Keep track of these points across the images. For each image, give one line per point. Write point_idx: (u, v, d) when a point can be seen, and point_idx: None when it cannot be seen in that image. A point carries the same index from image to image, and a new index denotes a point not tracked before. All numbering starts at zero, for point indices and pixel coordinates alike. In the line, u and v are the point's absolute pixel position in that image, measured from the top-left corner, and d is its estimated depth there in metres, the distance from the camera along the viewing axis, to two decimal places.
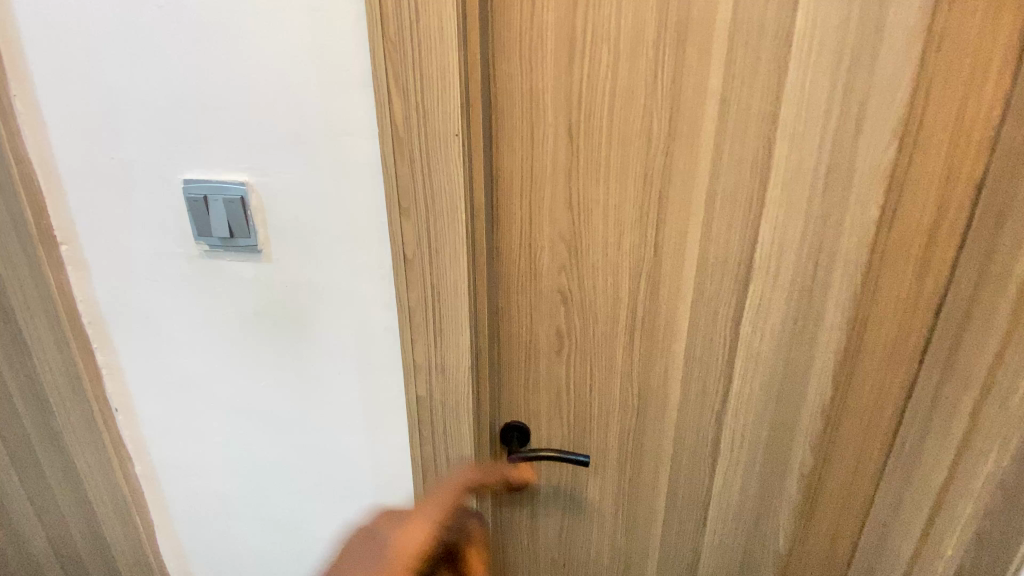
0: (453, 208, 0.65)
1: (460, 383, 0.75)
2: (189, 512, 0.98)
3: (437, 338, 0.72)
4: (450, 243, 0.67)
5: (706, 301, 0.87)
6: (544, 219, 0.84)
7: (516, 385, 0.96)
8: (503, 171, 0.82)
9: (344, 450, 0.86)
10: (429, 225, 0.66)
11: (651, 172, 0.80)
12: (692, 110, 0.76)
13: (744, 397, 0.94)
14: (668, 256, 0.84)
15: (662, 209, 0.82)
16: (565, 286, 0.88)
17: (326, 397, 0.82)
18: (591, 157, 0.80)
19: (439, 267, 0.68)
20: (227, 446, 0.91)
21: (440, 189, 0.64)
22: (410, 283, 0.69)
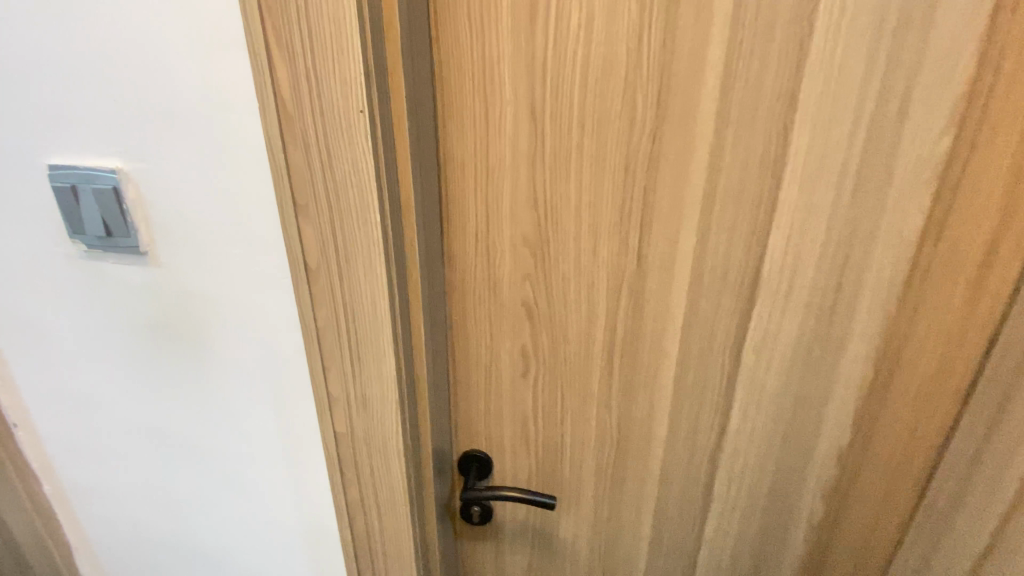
0: (364, 207, 0.50)
1: (387, 418, 0.61)
2: (106, 537, 0.88)
3: (355, 365, 0.58)
4: (361, 250, 0.52)
5: (701, 321, 0.71)
6: (503, 218, 0.69)
7: (475, 409, 0.82)
8: (453, 158, 0.66)
9: (265, 484, 0.74)
10: (336, 227, 0.51)
11: (635, 163, 0.64)
12: (687, 85, 0.60)
13: (744, 435, 0.78)
14: (655, 266, 0.69)
15: (647, 209, 0.66)
16: (530, 299, 0.72)
17: (236, 423, 0.70)
18: (559, 143, 0.64)
19: (352, 280, 0.54)
20: (139, 472, 0.79)
21: (347, 182, 0.49)
22: (318, 297, 0.55)
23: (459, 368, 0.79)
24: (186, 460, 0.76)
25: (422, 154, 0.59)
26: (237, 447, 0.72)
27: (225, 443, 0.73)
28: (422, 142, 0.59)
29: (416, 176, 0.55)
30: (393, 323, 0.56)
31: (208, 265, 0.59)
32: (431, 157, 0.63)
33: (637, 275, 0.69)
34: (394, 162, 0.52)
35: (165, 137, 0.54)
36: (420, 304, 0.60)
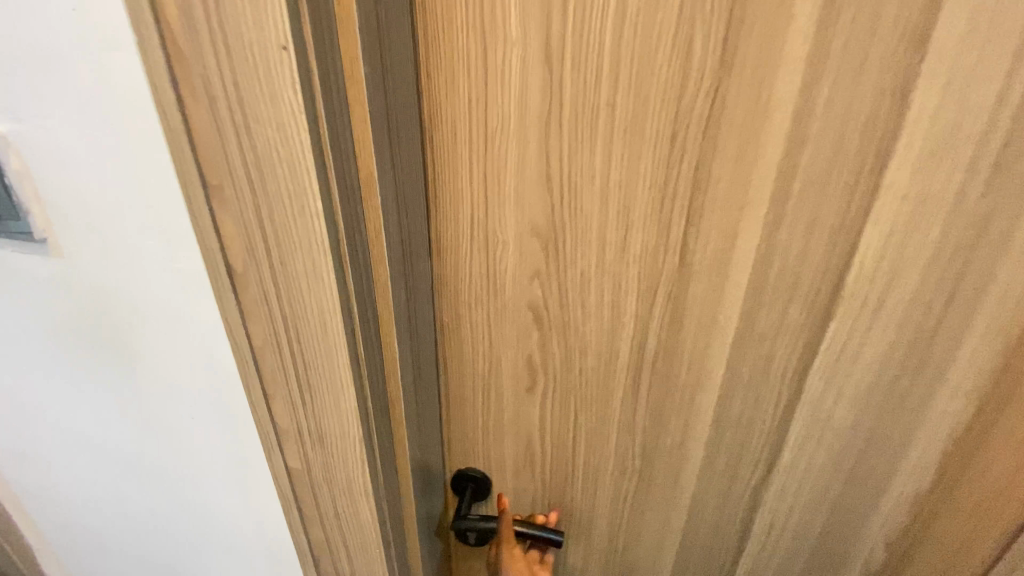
0: (301, 192, 0.36)
1: (351, 457, 0.48)
2: (60, 543, 0.79)
3: (306, 393, 0.45)
4: (300, 251, 0.38)
5: (758, 339, 0.55)
6: (506, 200, 0.51)
7: (471, 426, 0.68)
8: (441, 117, 0.48)
9: (219, 511, 0.63)
10: (264, 219, 0.37)
11: (685, 131, 0.47)
12: (769, 17, 0.42)
13: (796, 473, 0.63)
14: (701, 268, 0.52)
15: (698, 193, 0.49)
16: (540, 302, 0.56)
17: (173, 441, 0.58)
18: (583, 100, 0.46)
19: (293, 289, 0.40)
20: (83, 483, 0.69)
21: (275, 157, 0.35)
22: (250, 310, 0.41)
23: (451, 380, 0.65)
24: (127, 475, 0.65)
25: (387, 109, 0.41)
26: (183, 470, 0.61)
27: (170, 464, 0.61)
28: (392, 95, 0.42)
29: (382, 147, 0.40)
30: (353, 344, 0.43)
31: (114, 257, 0.46)
32: (410, 116, 0.46)
33: (677, 278, 0.53)
34: (347, 127, 0.36)
35: (29, 85, 0.39)
36: (393, 316, 0.46)
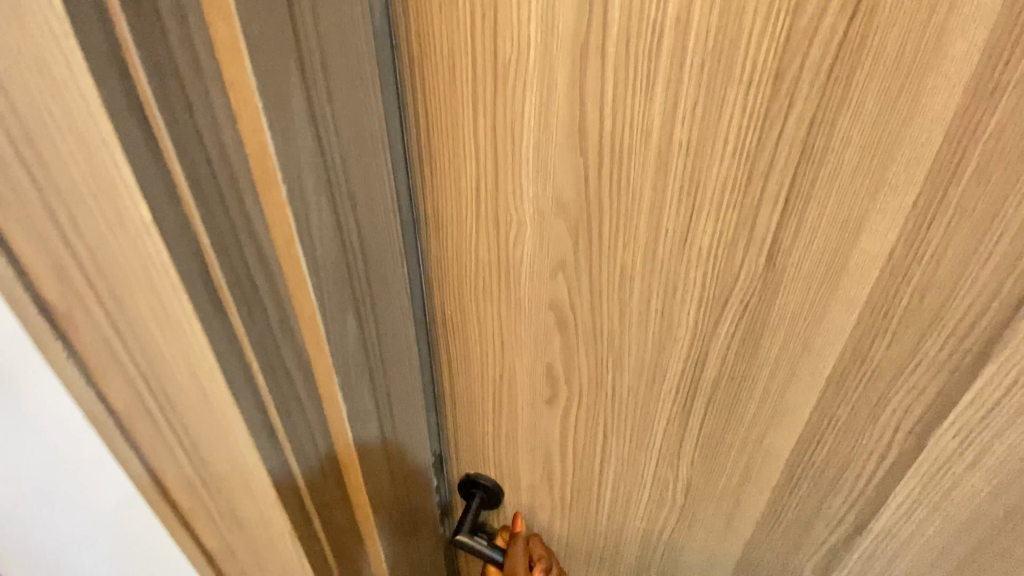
0: (111, 191, 0.24)
1: (277, 523, 0.38)
2: None
3: (189, 447, 0.35)
4: (133, 274, 0.27)
5: (871, 379, 0.39)
6: (524, 165, 0.37)
7: (479, 440, 0.56)
8: (433, 43, 0.34)
9: None
10: (71, 234, 0.27)
11: (797, 68, 0.30)
12: None
13: (882, 551, 0.48)
14: (799, 272, 0.36)
15: (805, 166, 0.32)
16: (564, 301, 0.43)
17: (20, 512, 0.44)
18: (640, 17, 0.30)
19: (137, 327, 0.30)
20: None
21: (56, 135, 0.24)
22: (88, 356, 0.32)
23: (457, 385, 0.52)
24: None
25: (298, 43, 0.27)
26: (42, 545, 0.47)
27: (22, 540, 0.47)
28: (314, 27, 0.27)
29: (290, 98, 0.27)
30: (252, 383, 0.32)
31: None
32: (359, 57, 0.31)
33: (764, 284, 0.38)
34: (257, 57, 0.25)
35: None
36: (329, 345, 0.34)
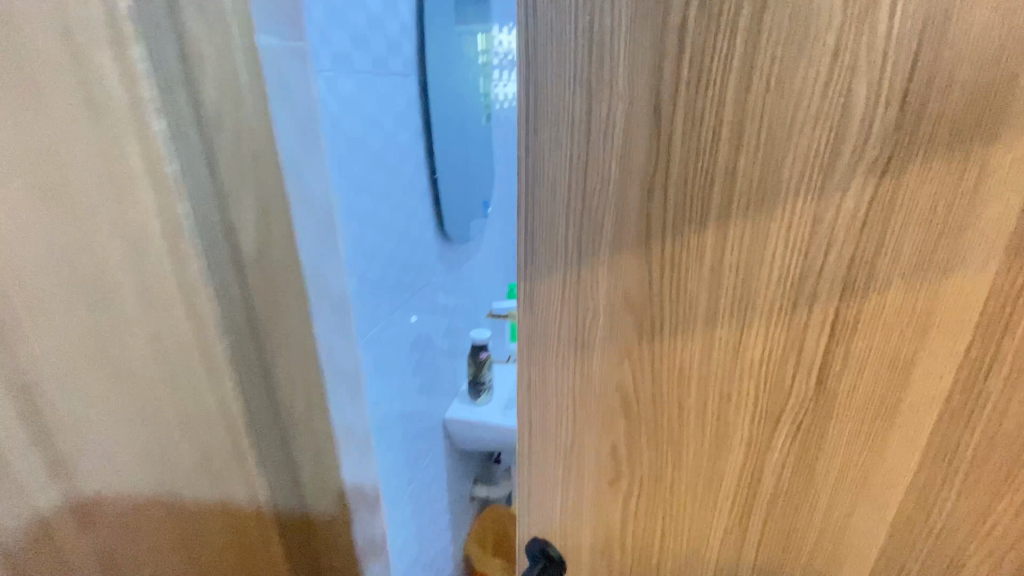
0: None
1: None
2: None
3: None
4: None
5: (923, 513, 0.39)
6: (601, 268, 0.44)
7: (547, 517, 0.58)
8: (538, 173, 0.43)
9: None
10: None
11: (833, 215, 0.35)
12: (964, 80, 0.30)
13: None
14: (849, 396, 0.38)
15: (850, 298, 0.36)
16: (629, 388, 0.48)
17: None
18: (696, 165, 0.38)
19: None
20: None
21: None
22: None
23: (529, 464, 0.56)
24: None
25: None
26: None
27: None
28: None
29: None
30: None
31: None
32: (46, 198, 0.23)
33: (818, 404, 0.39)
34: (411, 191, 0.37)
35: None
36: None
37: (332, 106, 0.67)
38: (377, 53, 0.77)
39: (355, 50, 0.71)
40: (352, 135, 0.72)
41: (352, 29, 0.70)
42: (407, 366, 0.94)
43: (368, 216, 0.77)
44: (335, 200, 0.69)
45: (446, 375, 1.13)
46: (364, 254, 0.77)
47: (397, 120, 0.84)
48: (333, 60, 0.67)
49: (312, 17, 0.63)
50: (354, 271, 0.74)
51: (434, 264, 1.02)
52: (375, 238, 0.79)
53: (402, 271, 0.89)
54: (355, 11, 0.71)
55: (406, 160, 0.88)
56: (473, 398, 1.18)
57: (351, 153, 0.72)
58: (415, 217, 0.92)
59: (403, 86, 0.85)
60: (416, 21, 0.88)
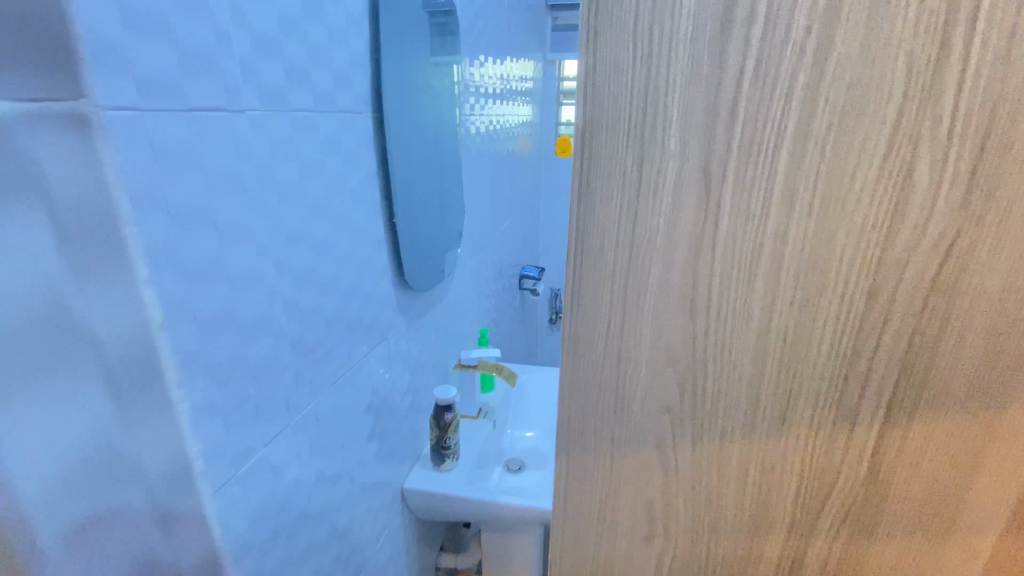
0: None
1: None
2: None
3: None
4: None
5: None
6: (644, 324, 0.44)
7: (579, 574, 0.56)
8: (586, 230, 0.42)
9: None
10: None
11: (891, 291, 0.35)
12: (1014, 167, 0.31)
13: None
14: (899, 472, 0.39)
15: (906, 379, 0.36)
16: (668, 447, 0.46)
17: None
18: (744, 228, 0.38)
19: None
20: None
21: None
22: None
23: (563, 527, 0.54)
24: None
25: None
26: None
27: None
28: None
29: None
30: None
31: None
32: None
33: (871, 481, 0.40)
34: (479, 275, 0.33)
35: None
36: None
37: (263, 156, 0.53)
38: (320, 85, 0.62)
39: (290, 87, 0.56)
40: (285, 183, 0.57)
41: (283, 63, 0.55)
42: (353, 438, 0.77)
43: (294, 272, 0.60)
44: (257, 259, 0.54)
45: (405, 439, 0.97)
46: (294, 317, 0.61)
47: (343, 163, 0.68)
48: (261, 98, 0.52)
49: (242, 51, 0.49)
50: (270, 349, 0.57)
51: (392, 319, 0.85)
52: (308, 301, 0.63)
53: (349, 332, 0.72)
54: (292, 45, 0.56)
55: (358, 206, 0.72)
56: (435, 463, 1.01)
57: (288, 205, 0.58)
58: (364, 266, 0.76)
59: (352, 124, 0.69)
60: (371, 48, 0.72)
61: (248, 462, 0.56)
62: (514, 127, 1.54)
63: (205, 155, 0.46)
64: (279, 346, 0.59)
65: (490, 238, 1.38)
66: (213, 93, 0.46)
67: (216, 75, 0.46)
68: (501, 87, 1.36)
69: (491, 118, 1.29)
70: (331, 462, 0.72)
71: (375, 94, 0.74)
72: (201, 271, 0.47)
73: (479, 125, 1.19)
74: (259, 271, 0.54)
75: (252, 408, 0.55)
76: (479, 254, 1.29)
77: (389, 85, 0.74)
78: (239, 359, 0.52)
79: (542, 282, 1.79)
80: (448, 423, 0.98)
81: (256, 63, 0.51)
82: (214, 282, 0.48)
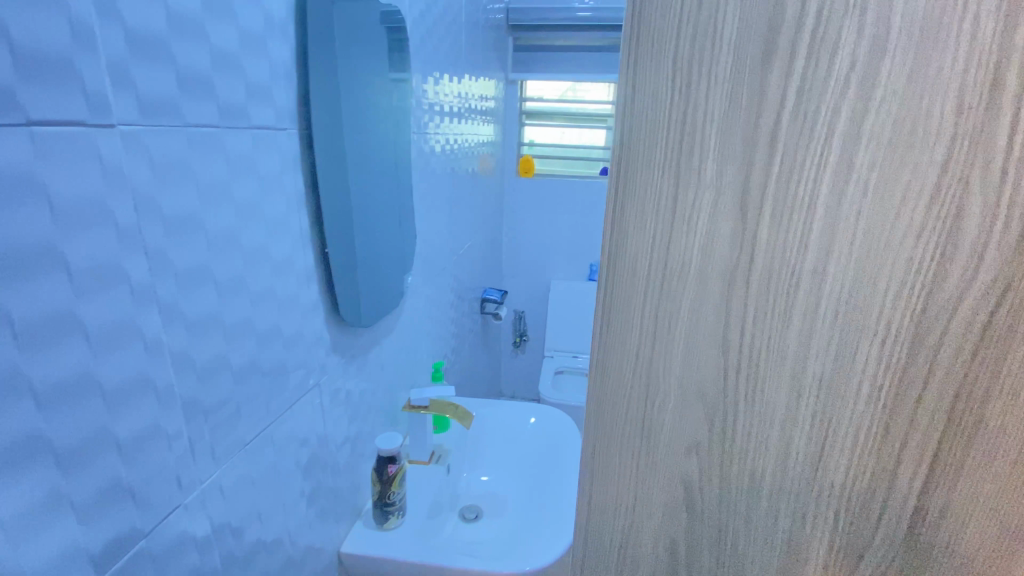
0: None
1: None
2: None
3: None
4: None
5: None
6: (672, 354, 0.43)
7: None
8: (619, 255, 0.43)
9: None
10: None
11: (938, 338, 0.33)
12: None
13: None
14: (940, 535, 0.36)
15: (951, 433, 0.34)
16: (694, 484, 0.45)
17: None
18: (781, 262, 0.37)
19: None
20: None
21: None
22: None
23: (587, 558, 0.53)
24: None
25: None
26: None
27: None
28: None
29: None
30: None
31: None
32: None
33: (913, 543, 0.37)
34: None
35: None
36: None
37: (147, 183, 0.43)
38: (226, 97, 0.53)
39: (185, 100, 0.47)
40: (179, 212, 0.47)
41: (177, 72, 0.46)
42: (279, 503, 0.67)
43: (188, 319, 0.49)
44: (132, 306, 0.43)
45: (342, 495, 0.87)
46: (189, 375, 0.50)
47: (261, 187, 0.60)
48: (143, 112, 0.43)
49: (111, 53, 0.39)
50: (157, 418, 0.46)
51: (325, 359, 0.78)
52: (210, 351, 0.53)
53: (267, 379, 0.63)
54: (186, 51, 0.47)
55: (277, 236, 0.64)
56: (378, 521, 0.91)
57: (180, 238, 0.48)
58: (284, 305, 0.66)
59: (268, 143, 0.61)
60: (297, 64, 0.66)
61: (118, 563, 0.43)
62: (472, 146, 1.60)
63: (59, 178, 0.36)
64: (166, 412, 0.47)
65: (438, 256, 1.37)
66: (67, 104, 0.36)
67: (72, 80, 0.37)
68: (455, 106, 1.41)
69: (441, 137, 1.32)
70: (261, 525, 0.63)
71: (303, 110, 0.68)
72: (43, 328, 0.36)
73: (433, 145, 1.25)
74: (138, 320, 0.44)
75: (127, 497, 0.44)
76: (429, 278, 1.29)
77: (322, 103, 0.69)
78: (106, 435, 0.41)
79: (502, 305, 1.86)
80: (392, 476, 0.89)
81: (134, 69, 0.42)
82: (66, 339, 0.37)
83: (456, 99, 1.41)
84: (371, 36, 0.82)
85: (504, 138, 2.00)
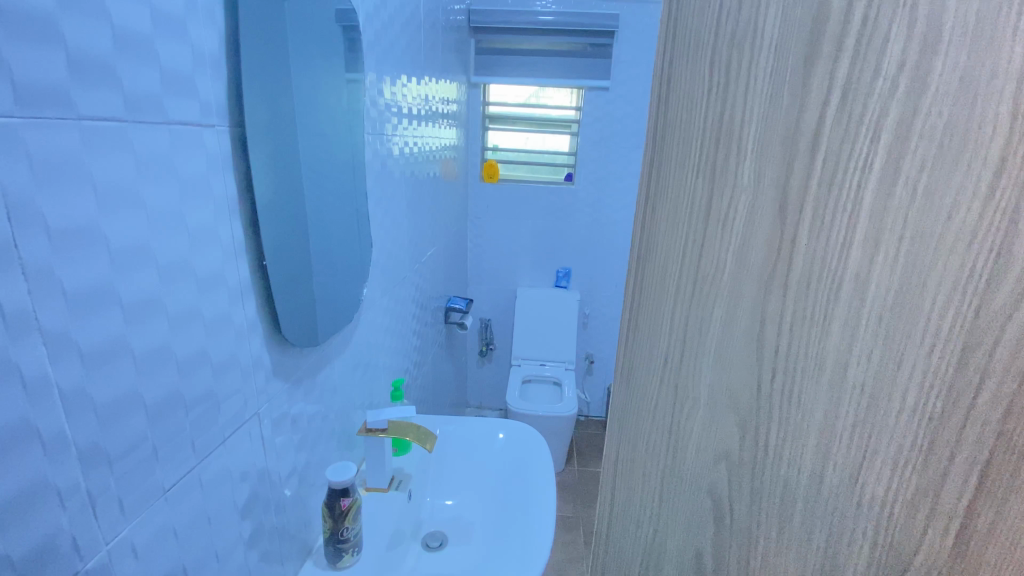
0: None
1: None
2: None
3: None
4: None
5: None
6: (701, 354, 0.44)
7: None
8: (656, 253, 0.46)
9: None
10: None
11: (988, 352, 0.30)
12: None
13: None
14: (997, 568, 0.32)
15: (1004, 448, 0.31)
16: (721, 491, 0.45)
17: None
18: (821, 267, 0.36)
19: None
20: None
21: None
22: None
23: (612, 545, 0.56)
24: None
25: None
26: None
27: None
28: None
29: None
30: None
31: None
32: None
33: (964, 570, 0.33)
34: None
35: None
36: None
37: (21, 187, 0.34)
38: (134, 85, 0.43)
39: (77, 84, 0.37)
40: (71, 223, 0.38)
41: (68, 54, 0.36)
42: (220, 551, 0.59)
43: (85, 351, 0.40)
44: (6, 340, 0.33)
45: (289, 533, 0.78)
46: (90, 421, 0.40)
47: (180, 192, 0.49)
48: (20, 104, 0.33)
49: None
50: (45, 474, 0.37)
51: (265, 383, 0.68)
52: (115, 389, 0.43)
53: (190, 416, 0.53)
54: (82, 26, 0.37)
55: (202, 247, 0.53)
56: (331, 560, 0.83)
57: (71, 254, 0.38)
58: (215, 326, 0.56)
59: (191, 139, 0.50)
60: (227, 49, 0.55)
61: None
62: (434, 150, 1.55)
63: None
64: (60, 465, 0.38)
65: (399, 264, 1.31)
66: None
67: None
68: (416, 108, 1.36)
69: (402, 140, 1.26)
70: None
71: (237, 102, 0.57)
72: None
73: (391, 147, 1.19)
74: (13, 357, 0.34)
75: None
76: (388, 288, 1.23)
77: (257, 94, 0.59)
78: None
79: (467, 313, 1.83)
80: (345, 510, 0.81)
81: (7, 51, 0.32)
82: None
83: (416, 101, 1.36)
84: (322, 29, 0.75)
85: (466, 143, 1.99)
